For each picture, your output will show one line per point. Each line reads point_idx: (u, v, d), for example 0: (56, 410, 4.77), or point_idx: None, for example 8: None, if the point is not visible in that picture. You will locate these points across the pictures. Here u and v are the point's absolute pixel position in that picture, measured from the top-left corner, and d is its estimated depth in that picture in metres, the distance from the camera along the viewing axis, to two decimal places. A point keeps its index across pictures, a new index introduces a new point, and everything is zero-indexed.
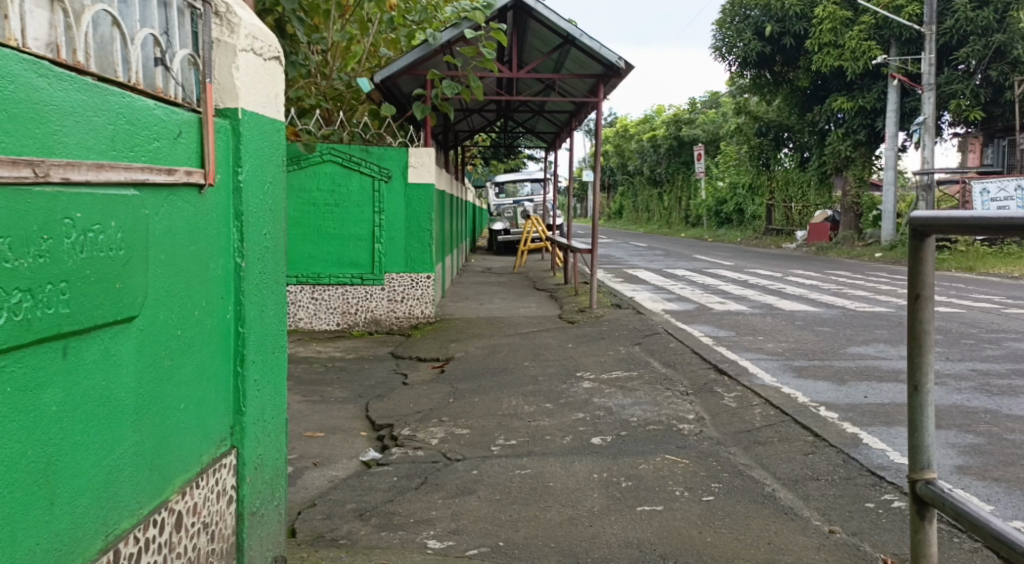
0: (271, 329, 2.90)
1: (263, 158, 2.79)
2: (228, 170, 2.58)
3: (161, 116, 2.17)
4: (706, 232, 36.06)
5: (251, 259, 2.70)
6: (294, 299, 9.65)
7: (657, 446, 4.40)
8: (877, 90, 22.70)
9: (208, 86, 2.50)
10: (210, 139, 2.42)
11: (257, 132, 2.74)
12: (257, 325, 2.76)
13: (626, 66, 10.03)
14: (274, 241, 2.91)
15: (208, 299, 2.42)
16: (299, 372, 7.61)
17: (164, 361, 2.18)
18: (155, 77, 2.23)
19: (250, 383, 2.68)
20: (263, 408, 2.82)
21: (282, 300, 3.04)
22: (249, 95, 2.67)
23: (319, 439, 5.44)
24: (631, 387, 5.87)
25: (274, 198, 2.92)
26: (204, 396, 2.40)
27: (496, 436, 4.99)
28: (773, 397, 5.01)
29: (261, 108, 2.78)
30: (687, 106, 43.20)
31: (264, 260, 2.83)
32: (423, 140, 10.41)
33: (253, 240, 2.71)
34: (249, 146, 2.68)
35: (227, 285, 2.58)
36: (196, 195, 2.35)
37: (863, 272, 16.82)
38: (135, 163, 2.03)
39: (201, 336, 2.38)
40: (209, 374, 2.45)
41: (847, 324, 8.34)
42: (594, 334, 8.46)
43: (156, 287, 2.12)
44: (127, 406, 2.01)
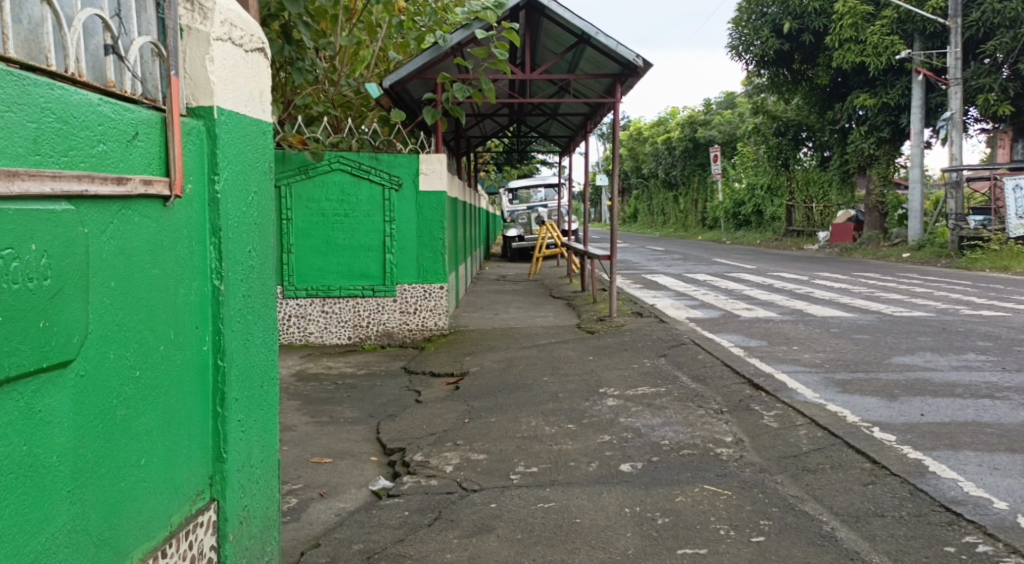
0: (260, 360, 2.77)
1: (248, 165, 2.69)
2: (202, 178, 2.46)
3: (108, 113, 2.03)
4: (725, 235, 35.59)
5: (233, 282, 2.57)
6: (304, 312, 9.28)
7: (693, 475, 4.03)
8: (901, 86, 22.26)
9: (174, 79, 2.37)
10: (177, 143, 2.30)
11: (239, 132, 2.64)
12: (240, 355, 2.63)
13: (644, 64, 9.64)
14: (263, 257, 2.79)
15: (175, 332, 2.29)
16: (308, 389, 7.25)
17: (116, 412, 2.04)
18: (105, 67, 2.13)
19: (231, 424, 2.55)
20: (250, 453, 2.69)
21: (272, 326, 2.91)
22: (229, 93, 2.58)
23: (326, 466, 5.05)
24: (660, 405, 5.48)
25: (261, 209, 2.79)
26: (170, 444, 2.27)
27: (516, 462, 4.61)
28: (820, 418, 4.62)
29: (243, 107, 2.69)
30: (702, 108, 42.81)
31: (250, 280, 2.70)
32: (435, 146, 10.04)
33: (235, 260, 2.58)
34: (229, 146, 2.57)
35: (202, 312, 2.45)
36: (160, 208, 2.23)
37: (893, 274, 16.37)
38: (68, 171, 1.87)
39: (164, 376, 2.24)
40: (179, 415, 2.32)
41: (886, 331, 7.94)
42: (616, 345, 8.08)
43: (101, 323, 1.98)
44: (63, 473, 1.85)
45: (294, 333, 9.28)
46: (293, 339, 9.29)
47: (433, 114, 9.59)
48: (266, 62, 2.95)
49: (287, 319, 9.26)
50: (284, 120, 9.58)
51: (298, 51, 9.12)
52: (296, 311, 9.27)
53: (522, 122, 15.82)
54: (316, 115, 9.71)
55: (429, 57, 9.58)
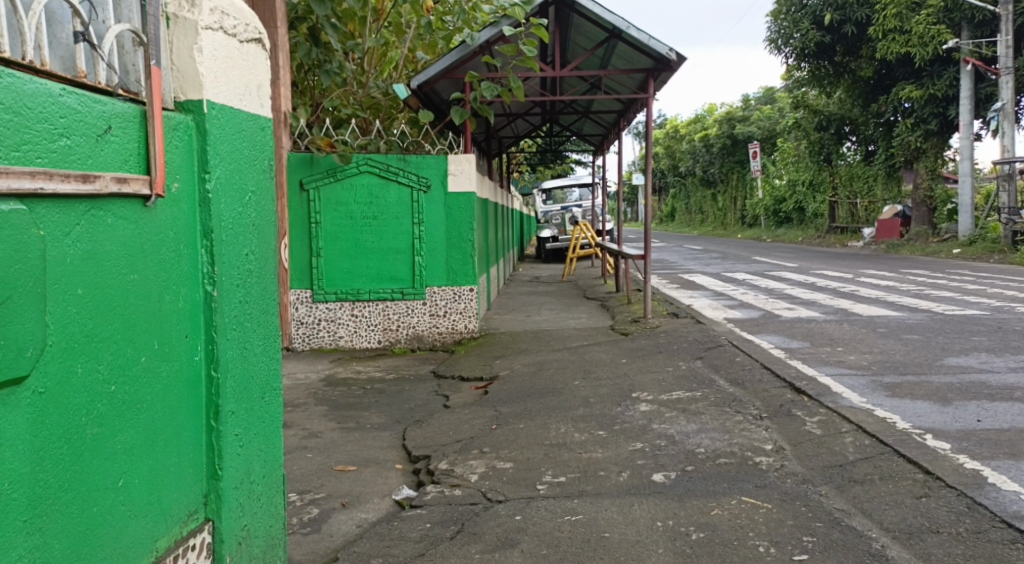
0: (259, 369, 2.86)
1: (243, 162, 2.79)
2: (193, 177, 2.54)
3: (73, 105, 2.03)
4: (766, 233, 35.03)
5: (227, 289, 2.64)
6: (333, 317, 9.17)
7: (730, 486, 3.84)
8: (949, 77, 21.71)
9: (154, 70, 2.41)
10: (158, 136, 2.35)
11: (233, 128, 2.74)
12: (236, 365, 2.71)
13: (677, 57, 9.41)
14: (261, 259, 2.89)
15: (158, 341, 2.34)
16: (335, 394, 7.14)
17: (88, 429, 2.05)
18: (76, 55, 2.16)
19: (226, 438, 2.63)
20: (249, 468, 2.77)
21: (275, 334, 3.02)
22: (221, 88, 2.66)
23: (351, 474, 4.88)
24: (695, 411, 5.27)
25: (257, 209, 2.88)
26: (156, 462, 2.32)
27: (543, 472, 4.43)
28: (868, 425, 4.43)
29: (238, 102, 2.78)
30: (740, 104, 42.28)
31: (248, 286, 2.79)
32: (464, 146, 9.87)
33: (229, 265, 2.66)
34: (221, 143, 2.66)
35: (194, 319, 2.53)
36: (141, 208, 2.28)
37: (942, 271, 15.97)
38: (16, 167, 1.82)
39: (148, 391, 2.29)
40: (169, 425, 2.39)
41: (935, 332, 7.64)
42: (651, 347, 7.88)
43: (67, 332, 1.98)
44: (23, 496, 1.84)
45: (323, 337, 9.17)
46: (322, 343, 9.17)
47: (461, 113, 9.45)
48: (263, 55, 3.06)
49: (317, 323, 9.15)
50: (312, 123, 9.49)
51: (325, 53, 9.20)
52: (326, 316, 9.15)
53: (554, 121, 15.64)
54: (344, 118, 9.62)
55: (456, 56, 9.40)
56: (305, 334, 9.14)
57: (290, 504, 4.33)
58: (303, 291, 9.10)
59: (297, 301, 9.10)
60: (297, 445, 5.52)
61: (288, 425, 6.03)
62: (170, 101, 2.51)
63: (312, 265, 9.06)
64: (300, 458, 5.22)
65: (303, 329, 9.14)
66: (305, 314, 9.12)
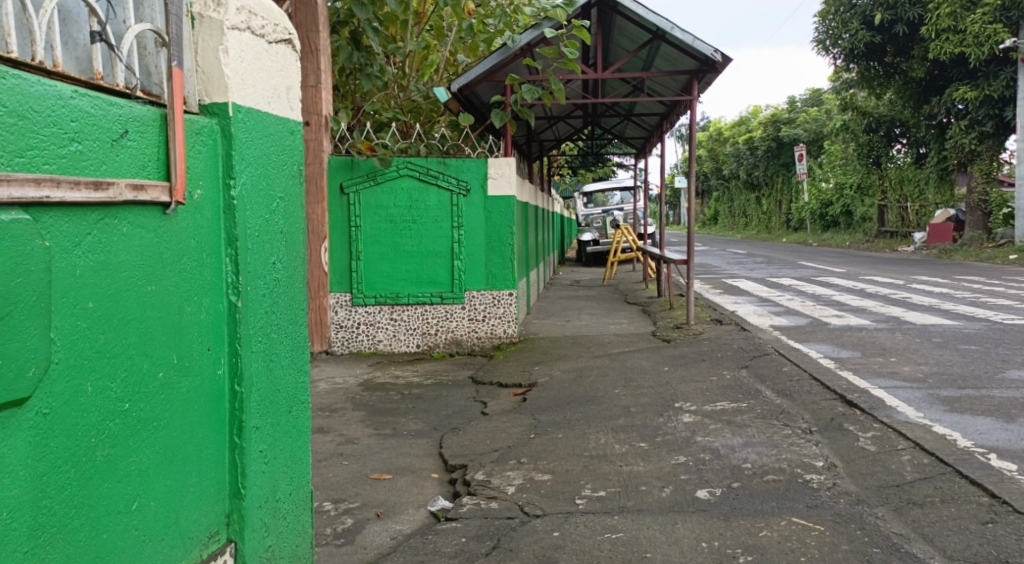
0: (285, 384, 2.86)
1: (271, 167, 2.78)
2: (219, 182, 2.51)
3: (86, 107, 1.97)
4: (812, 238, 34.39)
5: (253, 300, 2.63)
6: (373, 320, 9.11)
7: (780, 506, 3.68)
8: (1006, 77, 21.10)
9: (177, 70, 2.37)
10: (179, 141, 2.30)
11: (262, 131, 2.73)
12: (262, 380, 2.69)
13: (722, 58, 9.19)
14: (290, 268, 2.88)
15: (178, 356, 2.31)
16: (373, 399, 7.07)
17: (98, 452, 2.00)
18: (93, 56, 2.13)
19: (250, 455, 2.61)
20: (272, 487, 2.77)
21: (302, 347, 3.01)
22: (249, 91, 2.65)
23: (386, 482, 4.78)
24: (741, 424, 5.09)
25: (287, 215, 2.88)
26: (174, 483, 2.29)
27: (583, 485, 4.29)
28: (926, 442, 4.29)
29: (267, 106, 2.78)
30: (786, 106, 41.69)
31: (275, 295, 2.78)
32: (505, 150, 9.77)
33: (255, 274, 2.64)
34: (247, 147, 2.64)
35: (218, 331, 2.51)
36: (162, 215, 2.24)
37: (998, 277, 15.51)
38: (20, 174, 1.75)
39: (167, 408, 2.26)
40: (190, 443, 2.37)
41: (993, 343, 7.35)
42: (694, 355, 7.70)
43: (79, 349, 1.93)
44: (31, 522, 1.79)
45: (362, 341, 9.11)
46: (361, 347, 9.12)
47: (501, 116, 9.36)
48: (291, 55, 3.05)
49: (356, 327, 9.10)
50: (352, 127, 9.43)
51: (367, 57, 9.20)
52: (365, 319, 9.10)
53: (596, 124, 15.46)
54: (385, 121, 9.58)
55: (497, 59, 9.20)
56: (344, 337, 9.09)
57: (324, 514, 4.23)
58: (343, 294, 9.06)
59: (336, 304, 9.06)
60: (333, 452, 5.46)
61: (325, 430, 5.97)
62: (195, 105, 2.50)
63: (352, 269, 9.02)
64: (336, 465, 5.14)
65: (342, 333, 9.09)
66: (345, 317, 9.08)
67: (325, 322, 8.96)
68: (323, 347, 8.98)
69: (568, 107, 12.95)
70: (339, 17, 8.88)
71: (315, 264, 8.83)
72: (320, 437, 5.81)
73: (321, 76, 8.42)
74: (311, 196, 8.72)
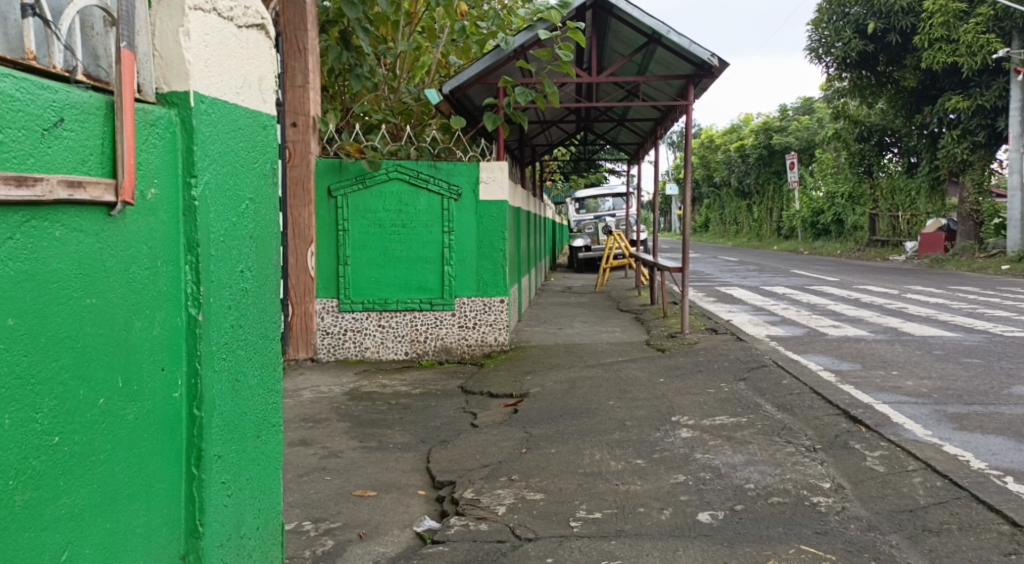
0: (248, 405, 2.78)
1: (238, 164, 2.73)
2: (181, 179, 2.43)
3: (8, 88, 1.79)
4: (803, 246, 34.29)
5: (214, 314, 2.55)
6: (360, 327, 8.86)
7: (787, 531, 3.48)
8: (998, 87, 21.05)
9: (126, 53, 2.24)
10: (128, 136, 2.18)
11: (229, 125, 2.67)
12: (222, 400, 2.61)
13: (719, 63, 9.02)
14: (255, 278, 2.81)
15: (124, 379, 2.19)
16: (359, 410, 6.83)
17: (17, 497, 1.82)
18: (24, 32, 1.94)
19: (207, 483, 2.52)
20: (230, 517, 2.67)
21: (266, 364, 2.94)
22: (213, 79, 2.55)
23: (370, 500, 4.55)
24: (742, 440, 4.89)
25: (254, 219, 2.82)
26: (117, 517, 2.17)
27: (578, 505, 4.07)
28: (938, 463, 4.11)
29: (233, 97, 2.70)
30: (777, 114, 41.67)
31: (238, 308, 2.71)
32: (497, 153, 9.56)
33: (214, 284, 2.55)
34: (210, 141, 2.55)
35: (174, 348, 2.42)
36: (106, 216, 2.11)
37: (992, 287, 15.40)
38: None
39: (112, 434, 2.14)
40: (137, 478, 2.25)
41: (996, 356, 7.17)
42: (690, 366, 7.49)
43: (7, 374, 1.78)
44: None
45: (349, 348, 8.86)
46: (348, 355, 8.86)
47: (494, 119, 9.17)
48: (264, 39, 2.99)
49: (343, 333, 8.85)
50: (340, 129, 9.21)
51: (357, 57, 9.00)
52: (352, 326, 8.85)
53: (589, 129, 15.27)
54: (374, 123, 9.37)
55: (490, 61, 9.00)
56: (330, 344, 8.83)
57: (303, 535, 4.00)
58: (329, 300, 8.81)
59: (323, 310, 8.81)
60: (316, 466, 5.22)
61: (307, 443, 5.73)
62: (152, 94, 2.40)
63: (339, 274, 8.78)
64: (317, 480, 4.90)
65: (328, 340, 8.83)
66: (331, 323, 8.82)
67: (310, 329, 8.71)
68: (308, 354, 8.71)
69: (561, 111, 12.78)
70: (328, 16, 8.65)
71: (301, 269, 8.58)
72: (303, 450, 5.57)
73: (310, 76, 8.22)
74: (298, 198, 8.51)
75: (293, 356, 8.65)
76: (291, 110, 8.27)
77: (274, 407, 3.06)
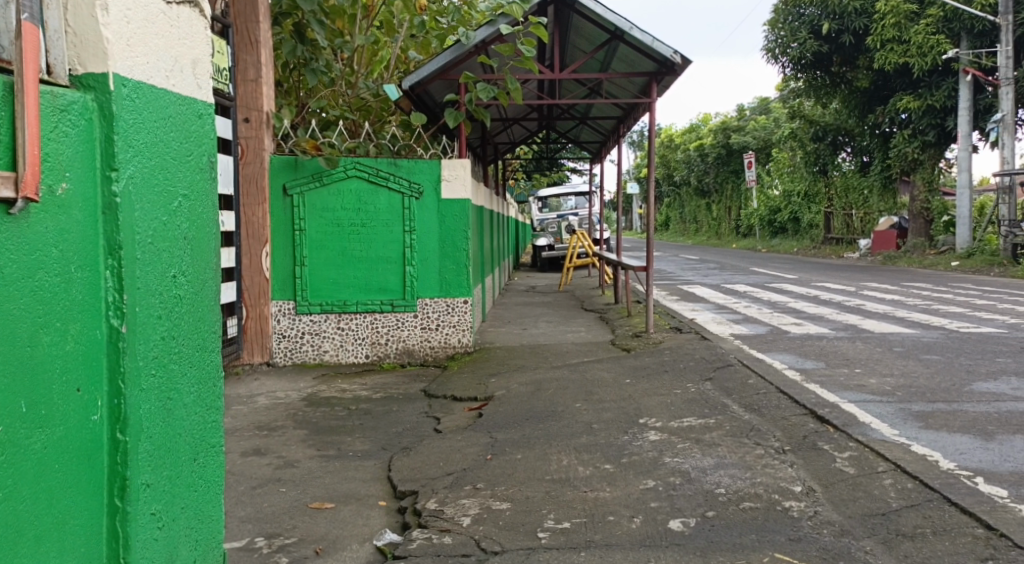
0: (181, 421, 2.66)
1: (169, 160, 2.61)
2: (100, 178, 2.32)
3: None
4: (761, 244, 34.65)
5: (140, 325, 2.43)
6: (318, 330, 8.62)
7: (761, 539, 3.36)
8: (948, 87, 21.42)
9: (28, 25, 2.09)
10: (32, 120, 2.06)
11: (158, 113, 2.55)
12: (150, 417, 2.49)
13: (682, 60, 8.95)
14: (189, 284, 2.70)
15: (29, 401, 2.08)
16: (318, 416, 6.61)
17: None
18: None
19: (133, 506, 2.40)
20: (162, 541, 2.55)
21: (204, 377, 2.83)
22: (137, 60, 2.45)
23: (328, 512, 4.36)
24: (711, 443, 4.78)
25: (187, 220, 2.71)
26: (23, 549, 2.06)
27: (545, 514, 3.92)
28: (907, 463, 3.95)
29: (163, 80, 2.59)
30: (735, 114, 42.04)
31: (171, 316, 2.60)
32: (459, 151, 9.38)
33: (139, 292, 2.42)
34: (134, 133, 2.44)
35: (92, 365, 2.30)
36: (8, 217, 2.00)
37: (947, 283, 15.60)
38: None
39: (13, 462, 2.03)
40: (46, 516, 2.14)
41: (956, 352, 7.17)
42: (655, 366, 7.39)
43: None
44: None
45: (307, 352, 8.61)
46: (306, 358, 8.61)
47: (455, 116, 9.00)
48: (197, 17, 2.86)
49: (300, 336, 8.59)
50: (295, 125, 8.96)
51: (313, 51, 8.79)
52: (310, 329, 8.60)
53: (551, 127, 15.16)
54: (332, 120, 9.13)
55: (450, 56, 8.82)
56: (287, 348, 8.57)
57: (257, 552, 3.79)
58: (286, 302, 8.55)
59: (279, 312, 8.54)
60: (271, 478, 5.01)
61: (262, 452, 5.51)
62: (66, 75, 2.28)
63: (296, 275, 8.53)
64: (272, 493, 4.69)
65: (285, 343, 8.57)
66: (288, 326, 8.56)
67: (266, 332, 8.45)
68: (264, 358, 8.44)
69: (522, 109, 12.66)
70: (281, 8, 8.45)
71: (256, 270, 8.34)
72: (258, 461, 5.35)
73: (262, 69, 8.13)
74: (251, 197, 8.31)
75: (249, 360, 8.38)
76: (243, 105, 8.13)
77: (214, 426, 2.93)
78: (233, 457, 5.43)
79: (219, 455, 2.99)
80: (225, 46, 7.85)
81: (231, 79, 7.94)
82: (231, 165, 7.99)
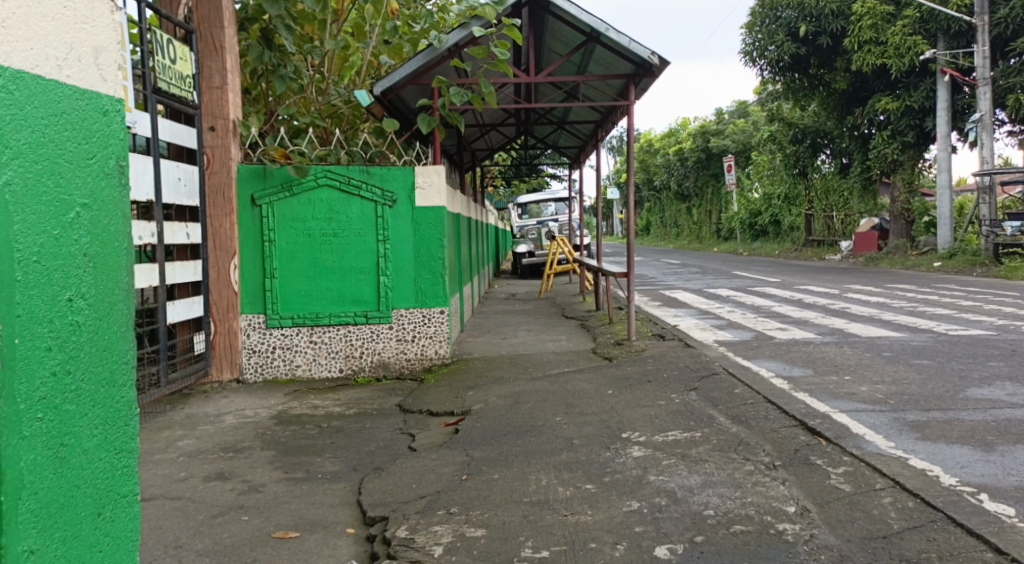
0: (76, 473, 2.24)
1: (59, 162, 2.19)
2: None
3: None
4: (742, 248, 34.63)
5: (13, 359, 1.99)
6: (289, 344, 8.32)
7: None
8: (926, 88, 21.40)
9: None
10: None
11: (42, 106, 2.14)
12: (31, 471, 2.06)
13: (659, 61, 8.74)
14: (89, 310, 2.28)
15: None
16: (287, 436, 6.33)
17: None
18: None
19: None
20: None
21: (112, 418, 2.40)
22: (17, 45, 2.06)
23: (292, 542, 4.09)
24: (697, 459, 4.55)
25: (86, 233, 2.28)
26: None
27: (523, 542, 3.67)
28: (906, 480, 3.80)
29: (52, 70, 2.18)
30: (714, 118, 42.06)
31: (61, 348, 2.17)
32: (433, 158, 9.14)
33: (14, 320, 2.00)
34: (7, 128, 2.02)
35: None
36: None
37: (930, 284, 15.51)
38: None
39: None
40: None
41: (946, 356, 6.98)
42: (638, 375, 7.16)
43: None
44: None
45: (278, 367, 8.30)
46: (277, 374, 8.30)
47: (428, 121, 8.74)
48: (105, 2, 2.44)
49: (271, 351, 8.29)
50: (264, 133, 8.64)
51: (280, 57, 8.52)
52: (281, 343, 8.30)
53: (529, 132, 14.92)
54: (301, 127, 8.86)
55: (423, 60, 8.55)
56: (257, 363, 8.26)
57: None
58: (256, 316, 8.25)
59: (249, 327, 8.24)
60: (234, 505, 4.73)
61: (226, 477, 5.23)
62: None
63: (266, 287, 8.23)
64: (233, 522, 4.40)
65: (255, 359, 8.26)
66: (258, 341, 8.25)
67: (235, 348, 8.13)
68: (233, 375, 8.12)
69: (498, 114, 12.43)
70: (247, 13, 8.16)
71: (224, 283, 8.02)
72: (221, 487, 5.07)
73: (227, 76, 7.83)
74: (218, 208, 7.95)
75: (217, 378, 8.06)
76: (209, 113, 7.80)
77: (127, 474, 2.50)
78: (195, 483, 5.14)
79: (134, 506, 2.54)
80: (189, 53, 7.53)
81: (195, 87, 7.61)
82: (197, 175, 7.66)
